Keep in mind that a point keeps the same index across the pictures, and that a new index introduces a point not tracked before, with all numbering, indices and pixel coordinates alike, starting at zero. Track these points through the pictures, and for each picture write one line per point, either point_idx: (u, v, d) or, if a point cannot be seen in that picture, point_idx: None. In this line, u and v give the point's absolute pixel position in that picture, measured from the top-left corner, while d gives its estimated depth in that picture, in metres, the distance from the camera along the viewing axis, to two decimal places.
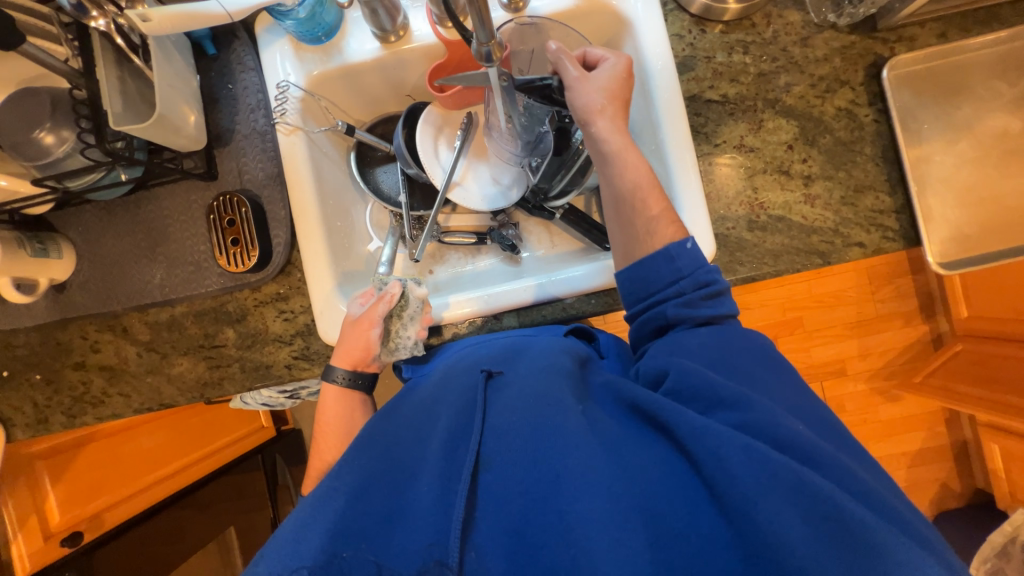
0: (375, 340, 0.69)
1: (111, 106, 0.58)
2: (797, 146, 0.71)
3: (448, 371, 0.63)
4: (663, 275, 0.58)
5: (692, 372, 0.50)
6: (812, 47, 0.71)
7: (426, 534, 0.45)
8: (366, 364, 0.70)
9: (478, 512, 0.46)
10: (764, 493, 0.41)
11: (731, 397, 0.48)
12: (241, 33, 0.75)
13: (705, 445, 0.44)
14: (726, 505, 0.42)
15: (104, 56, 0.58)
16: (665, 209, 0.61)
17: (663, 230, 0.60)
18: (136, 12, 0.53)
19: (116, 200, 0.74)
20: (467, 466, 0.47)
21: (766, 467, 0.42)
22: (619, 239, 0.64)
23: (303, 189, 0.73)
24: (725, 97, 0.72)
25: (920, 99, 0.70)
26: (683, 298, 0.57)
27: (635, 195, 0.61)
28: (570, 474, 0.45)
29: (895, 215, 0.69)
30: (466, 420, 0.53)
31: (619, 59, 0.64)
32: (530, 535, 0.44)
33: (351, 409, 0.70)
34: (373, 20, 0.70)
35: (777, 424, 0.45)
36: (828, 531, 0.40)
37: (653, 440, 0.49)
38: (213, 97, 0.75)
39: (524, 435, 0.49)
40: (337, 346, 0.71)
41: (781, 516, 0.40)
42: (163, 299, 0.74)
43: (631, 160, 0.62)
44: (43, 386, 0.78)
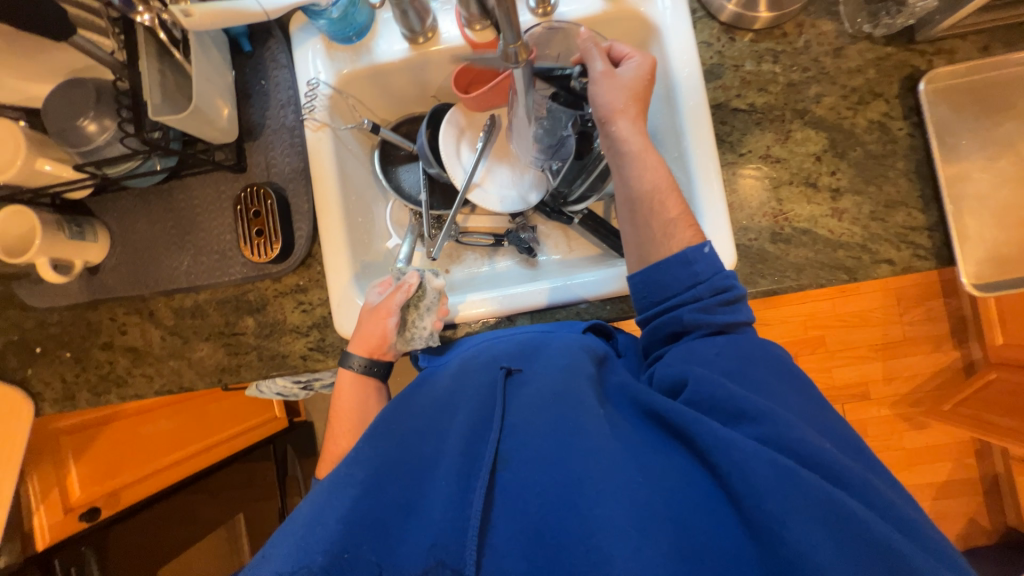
0: (391, 329, 0.70)
1: (151, 97, 0.61)
2: (826, 158, 0.69)
3: (465, 365, 0.62)
4: (680, 280, 0.58)
5: (711, 382, 0.50)
6: (845, 58, 0.70)
7: (444, 531, 0.43)
8: (383, 353, 0.71)
9: (496, 513, 0.45)
10: (793, 511, 0.39)
11: (754, 410, 0.47)
12: (276, 32, 0.77)
13: (729, 457, 0.43)
14: (750, 518, 0.41)
15: (146, 49, 0.60)
16: (685, 217, 0.60)
17: (684, 239, 0.59)
18: (179, 7, 0.55)
19: (150, 188, 0.77)
20: (487, 464, 0.47)
21: (794, 484, 0.40)
22: (631, 239, 0.63)
23: (327, 184, 0.75)
24: (752, 106, 0.71)
25: (959, 113, 0.68)
26: (700, 303, 0.56)
27: (653, 198, 0.61)
28: (591, 477, 0.45)
29: (928, 233, 0.67)
30: (485, 416, 0.53)
31: (645, 59, 0.64)
32: (548, 537, 0.43)
33: (365, 393, 0.71)
34: (403, 21, 0.71)
35: (799, 440, 0.44)
36: (861, 553, 0.38)
37: (672, 450, 0.48)
38: (246, 92, 0.77)
39: (545, 435, 0.49)
40: (354, 335, 0.72)
41: (810, 535, 0.38)
42: (188, 286, 0.77)
43: (650, 161, 0.61)
44: (72, 363, 0.81)
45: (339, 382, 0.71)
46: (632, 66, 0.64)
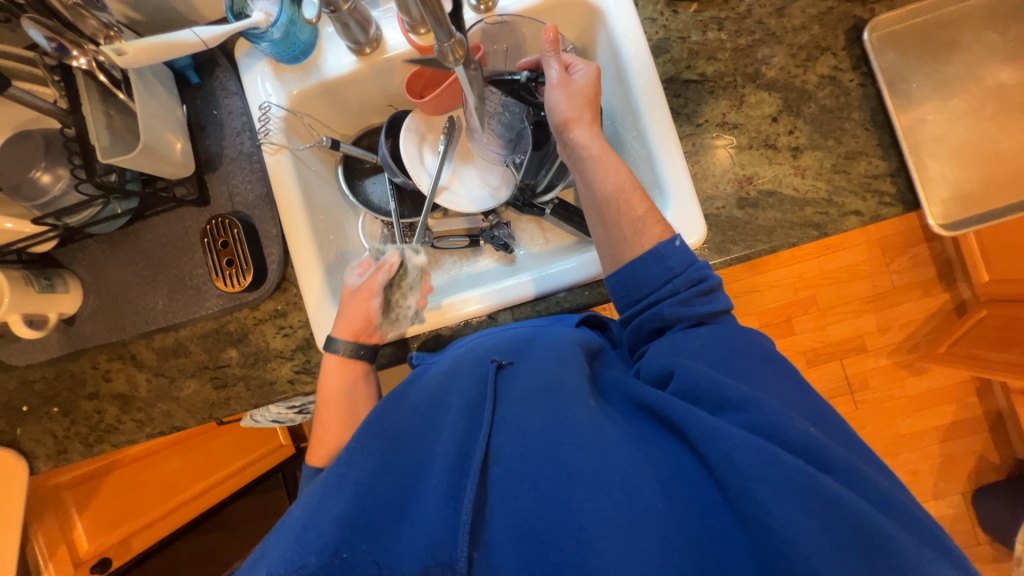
0: (378, 308, 0.71)
1: (98, 140, 0.60)
2: (781, 118, 0.69)
3: (459, 359, 0.60)
4: (655, 276, 0.57)
5: (698, 371, 0.50)
6: (789, 17, 0.70)
7: (436, 532, 0.45)
8: (368, 335, 0.71)
9: (491, 511, 0.46)
10: (777, 499, 0.40)
11: (738, 399, 0.47)
12: (221, 60, 0.76)
13: (717, 450, 0.43)
14: (738, 508, 0.41)
15: (87, 93, 0.59)
16: (637, 191, 0.62)
17: (637, 214, 0.61)
18: (112, 47, 0.54)
19: (116, 232, 0.77)
20: (476, 463, 0.48)
21: (782, 471, 0.40)
22: (602, 237, 0.63)
23: (292, 207, 0.75)
24: (703, 76, 0.71)
25: (906, 58, 0.68)
26: (677, 296, 0.56)
27: (618, 198, 0.61)
28: (580, 471, 0.45)
29: (891, 179, 0.67)
30: (475, 414, 0.52)
31: (592, 65, 0.65)
32: (542, 534, 0.44)
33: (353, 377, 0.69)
34: (346, 34, 0.71)
35: (786, 427, 0.44)
36: (839, 535, 0.39)
37: (662, 439, 0.48)
38: (200, 124, 0.77)
39: (534, 432, 0.49)
40: (337, 321, 0.71)
41: (797, 521, 0.39)
42: (167, 325, 0.76)
43: (612, 165, 0.62)
44: (60, 418, 0.80)
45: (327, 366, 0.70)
46: (581, 73, 0.65)
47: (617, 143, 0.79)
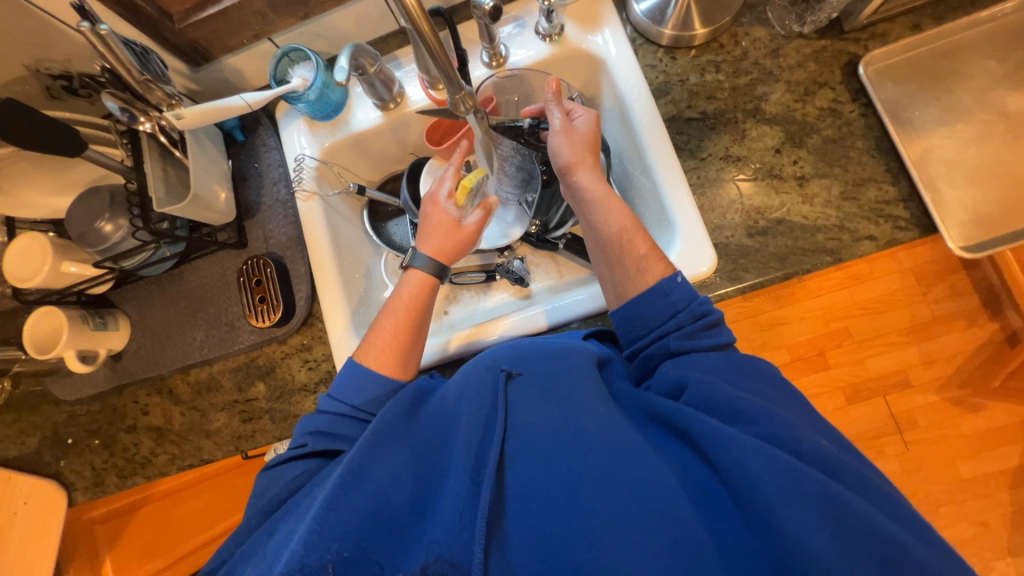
0: (469, 239, 0.73)
1: (155, 192, 0.68)
2: (785, 150, 0.71)
3: (467, 369, 0.61)
4: (660, 311, 0.60)
5: (711, 385, 0.52)
6: (784, 56, 0.74)
7: (452, 533, 0.47)
8: (451, 263, 0.73)
9: (506, 511, 0.49)
10: (788, 502, 0.42)
11: (750, 411, 0.49)
12: (264, 120, 0.86)
13: (729, 457, 0.45)
14: (752, 515, 0.44)
15: (150, 152, 0.68)
16: (638, 231, 0.67)
17: (640, 251, 0.65)
18: (171, 113, 0.62)
19: (164, 274, 0.84)
20: (490, 464, 0.50)
21: (791, 477, 0.43)
22: (604, 273, 0.68)
23: (321, 248, 0.80)
24: (704, 114, 0.74)
25: (905, 87, 0.70)
26: (683, 330, 0.58)
27: (622, 238, 0.66)
28: (592, 476, 0.47)
29: (904, 204, 0.67)
30: (488, 421, 0.54)
31: (591, 112, 0.73)
32: (554, 536, 0.46)
33: (428, 295, 0.70)
34: (372, 92, 0.79)
35: (799, 439, 0.46)
36: (849, 535, 0.41)
37: (674, 448, 0.51)
38: (243, 176, 0.85)
39: (546, 435, 0.51)
40: (427, 240, 0.71)
41: (807, 526, 0.41)
42: (202, 359, 0.81)
43: (614, 206, 0.68)
44: (101, 450, 0.85)
45: (405, 280, 0.70)
46: (581, 121, 0.72)
47: (626, 178, 0.83)
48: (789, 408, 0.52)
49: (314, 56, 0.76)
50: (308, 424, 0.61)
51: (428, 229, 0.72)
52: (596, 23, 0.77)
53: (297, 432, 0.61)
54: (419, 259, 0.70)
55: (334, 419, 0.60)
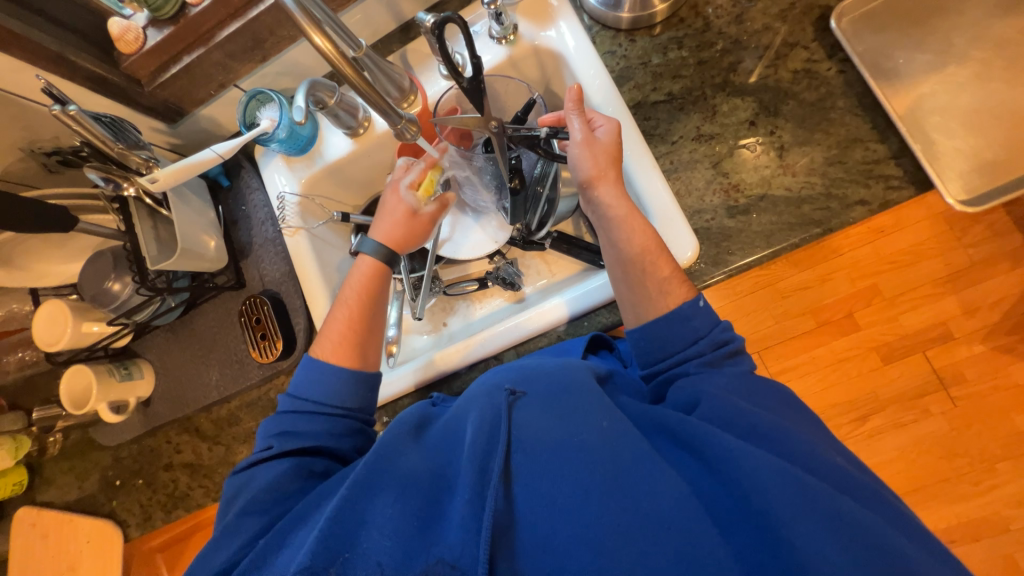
0: (421, 227, 0.77)
1: (147, 251, 0.72)
2: (760, 121, 0.68)
3: (472, 391, 0.61)
4: (683, 336, 0.59)
5: (724, 400, 0.52)
6: (749, 20, 0.69)
7: (460, 539, 0.47)
8: (403, 251, 0.76)
9: (516, 519, 0.49)
10: (797, 517, 0.42)
11: (765, 426, 0.49)
12: (245, 163, 0.89)
13: (738, 469, 0.46)
14: (760, 525, 0.43)
15: (138, 214, 0.72)
16: (660, 252, 0.63)
17: (663, 274, 0.62)
18: (146, 178, 0.65)
19: (176, 321, 0.89)
20: (495, 476, 0.50)
21: (800, 490, 0.43)
22: (622, 289, 0.64)
23: (312, 279, 0.83)
24: (670, 95, 0.71)
25: (884, 35, 0.66)
26: (704, 358, 0.58)
27: (645, 259, 0.63)
28: (598, 487, 0.47)
29: (895, 161, 0.63)
30: (490, 438, 0.53)
31: (612, 121, 0.66)
32: (563, 544, 0.46)
33: (379, 284, 0.72)
34: (338, 122, 0.80)
35: (814, 457, 0.47)
36: (859, 551, 0.41)
37: (680, 459, 0.51)
38: (233, 219, 0.89)
39: (552, 449, 0.51)
40: (381, 228, 0.75)
41: (816, 540, 0.41)
42: (220, 397, 0.86)
43: (637, 224, 0.63)
44: (145, 488, 0.92)
45: (357, 268, 0.73)
46: (602, 133, 0.66)
47: None
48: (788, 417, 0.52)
49: (277, 96, 0.78)
50: (274, 426, 0.64)
51: (382, 217, 0.76)
52: (548, 18, 0.75)
53: (262, 435, 0.64)
54: (368, 245, 0.73)
55: (294, 417, 0.64)
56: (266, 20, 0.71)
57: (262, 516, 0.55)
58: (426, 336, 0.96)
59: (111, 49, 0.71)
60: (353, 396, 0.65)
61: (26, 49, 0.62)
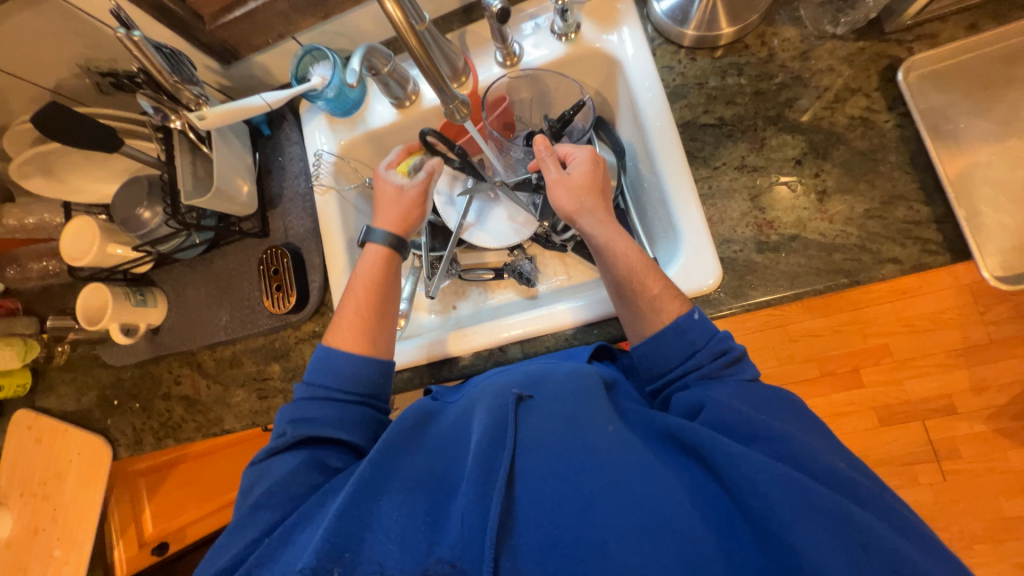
0: (419, 202, 0.76)
1: (183, 184, 0.73)
2: (806, 161, 0.67)
3: (477, 395, 0.61)
4: (679, 350, 0.59)
5: (727, 406, 0.52)
6: (815, 58, 0.68)
7: (462, 537, 0.47)
8: (409, 236, 0.77)
9: (516, 522, 0.48)
10: (800, 519, 0.42)
11: (767, 430, 0.49)
12: (288, 115, 0.90)
13: (739, 472, 0.46)
14: (766, 533, 0.43)
15: (179, 146, 0.74)
16: (648, 270, 0.64)
17: (653, 291, 0.63)
18: (194, 114, 0.67)
19: (197, 258, 0.91)
20: (499, 479, 0.49)
21: (803, 495, 0.43)
22: (623, 314, 0.66)
23: (335, 240, 0.85)
24: (721, 120, 0.71)
25: (951, 96, 0.65)
26: (703, 369, 0.58)
27: (632, 280, 0.64)
28: (603, 489, 0.47)
29: (936, 226, 0.62)
30: (497, 433, 0.53)
31: (583, 149, 0.71)
32: (565, 546, 0.45)
33: (386, 267, 0.73)
34: (387, 91, 0.80)
35: (816, 458, 0.47)
36: (863, 555, 0.41)
37: (687, 469, 0.50)
38: (268, 168, 0.90)
39: (556, 451, 0.51)
40: (384, 218, 0.75)
41: (817, 541, 0.41)
42: (227, 338, 0.88)
43: (621, 248, 0.65)
44: (140, 412, 0.95)
45: (366, 255, 0.73)
46: (578, 165, 0.70)
47: (639, 183, 0.81)
48: (796, 425, 0.52)
49: (332, 54, 0.78)
50: (286, 414, 0.64)
51: (385, 205, 0.76)
52: (612, 21, 0.74)
53: (278, 422, 0.64)
54: (376, 234, 0.74)
55: (307, 404, 0.63)
56: None
57: (276, 508, 0.55)
58: (435, 315, 0.97)
59: None
60: (369, 382, 0.66)
61: None
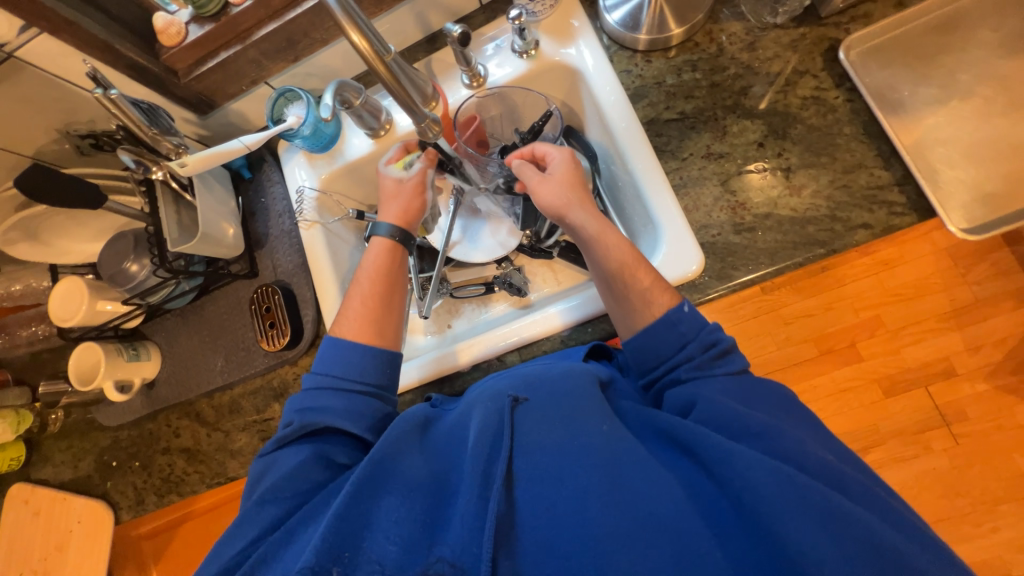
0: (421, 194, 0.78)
1: (169, 232, 0.74)
2: (768, 143, 0.70)
3: (475, 400, 0.60)
4: (671, 342, 0.60)
5: (720, 404, 0.53)
6: (761, 48, 0.73)
7: (462, 540, 0.48)
8: (414, 228, 0.78)
9: (516, 519, 0.49)
10: (789, 511, 0.43)
11: (759, 426, 0.50)
12: (267, 157, 0.92)
13: (732, 469, 0.47)
14: (752, 521, 0.45)
15: (162, 197, 0.75)
16: (638, 264, 0.65)
17: (644, 284, 0.64)
18: (176, 161, 0.67)
19: (187, 306, 0.91)
20: (497, 482, 0.50)
21: (792, 489, 0.44)
22: (615, 309, 0.67)
23: (324, 272, 0.85)
24: (682, 114, 0.74)
25: (892, 68, 0.69)
26: (693, 362, 0.59)
27: (624, 274, 0.65)
28: (599, 488, 0.48)
29: (899, 188, 0.65)
30: (495, 439, 0.53)
31: (564, 151, 0.73)
32: (564, 547, 0.46)
33: (393, 261, 0.74)
34: (361, 122, 0.83)
35: (808, 454, 0.48)
36: (849, 545, 0.42)
37: (680, 464, 0.51)
38: (252, 210, 0.91)
39: (554, 454, 0.51)
40: (388, 213, 0.76)
41: (806, 532, 0.42)
42: (224, 383, 0.87)
43: (610, 241, 0.67)
44: (141, 471, 0.93)
45: (371, 249, 0.74)
46: (557, 164, 0.73)
47: (614, 183, 0.84)
48: (786, 420, 0.53)
49: (305, 95, 0.81)
50: (295, 403, 0.64)
51: (390, 200, 0.77)
52: (568, 34, 0.78)
53: (287, 412, 0.65)
54: (381, 227, 0.75)
55: (317, 394, 0.64)
56: (302, 22, 0.75)
57: (284, 502, 0.56)
58: (431, 336, 0.97)
59: (152, 41, 0.74)
60: (379, 374, 0.66)
61: (77, 36, 0.65)
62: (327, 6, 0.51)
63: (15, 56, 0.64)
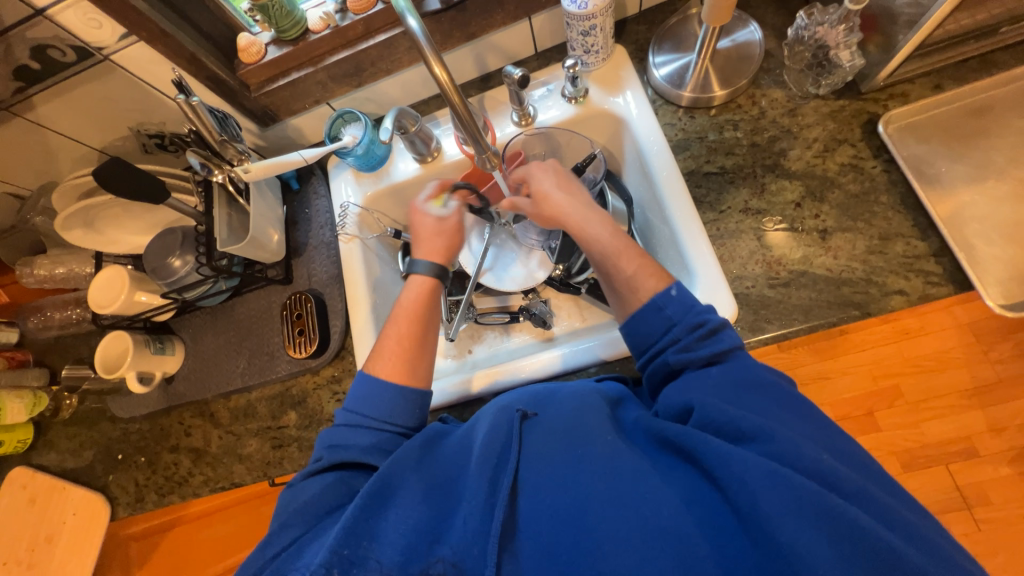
0: (459, 233, 0.80)
1: (219, 233, 0.77)
2: (805, 204, 0.73)
3: (482, 414, 0.61)
4: (656, 326, 0.60)
5: (713, 406, 0.51)
6: (801, 115, 0.76)
7: (464, 539, 0.49)
8: (450, 263, 0.79)
9: (518, 531, 0.49)
10: (786, 515, 0.41)
11: (752, 430, 0.48)
12: (317, 171, 0.96)
13: (728, 471, 0.45)
14: (751, 528, 0.43)
15: (218, 199, 0.78)
16: (624, 252, 0.66)
17: (628, 272, 0.65)
18: (242, 167, 0.72)
19: (218, 306, 0.93)
20: (504, 489, 0.50)
21: (789, 491, 0.42)
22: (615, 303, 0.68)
23: (358, 286, 0.87)
24: (722, 168, 0.77)
25: (928, 145, 0.72)
26: (680, 343, 0.58)
27: (607, 262, 0.66)
28: (598, 495, 0.47)
29: (935, 259, 0.67)
30: (502, 450, 0.54)
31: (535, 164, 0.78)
32: (563, 554, 0.46)
33: (433, 298, 0.74)
34: (412, 148, 0.87)
35: (824, 465, 0.45)
36: (846, 549, 0.41)
37: (679, 470, 0.50)
38: (294, 220, 0.94)
39: (556, 461, 0.51)
40: (427, 249, 0.77)
41: (806, 540, 0.41)
42: (243, 386, 0.88)
43: (592, 235, 0.69)
44: (145, 467, 0.91)
45: (410, 286, 0.75)
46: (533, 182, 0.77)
47: (649, 228, 0.87)
48: (795, 425, 0.49)
49: (364, 117, 0.86)
50: (325, 438, 0.63)
51: (426, 237, 0.78)
52: (617, 86, 0.83)
53: (317, 444, 0.64)
54: (419, 264, 0.76)
55: (347, 430, 0.63)
56: (371, 52, 0.80)
57: (300, 527, 0.55)
58: (451, 360, 0.97)
59: (232, 56, 0.80)
60: (409, 415, 0.64)
61: (169, 47, 0.70)
62: (413, 39, 0.54)
63: (109, 58, 0.70)
